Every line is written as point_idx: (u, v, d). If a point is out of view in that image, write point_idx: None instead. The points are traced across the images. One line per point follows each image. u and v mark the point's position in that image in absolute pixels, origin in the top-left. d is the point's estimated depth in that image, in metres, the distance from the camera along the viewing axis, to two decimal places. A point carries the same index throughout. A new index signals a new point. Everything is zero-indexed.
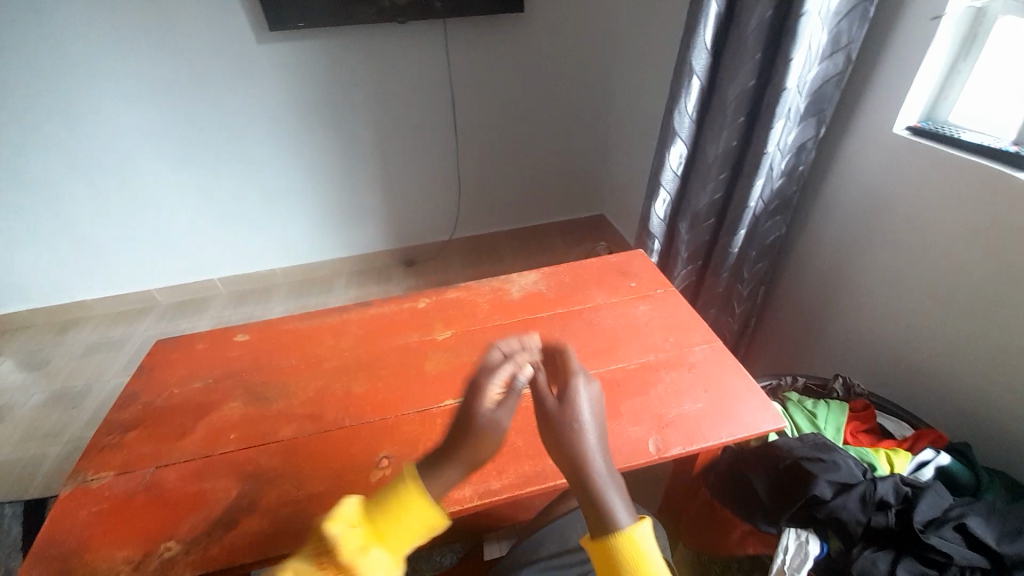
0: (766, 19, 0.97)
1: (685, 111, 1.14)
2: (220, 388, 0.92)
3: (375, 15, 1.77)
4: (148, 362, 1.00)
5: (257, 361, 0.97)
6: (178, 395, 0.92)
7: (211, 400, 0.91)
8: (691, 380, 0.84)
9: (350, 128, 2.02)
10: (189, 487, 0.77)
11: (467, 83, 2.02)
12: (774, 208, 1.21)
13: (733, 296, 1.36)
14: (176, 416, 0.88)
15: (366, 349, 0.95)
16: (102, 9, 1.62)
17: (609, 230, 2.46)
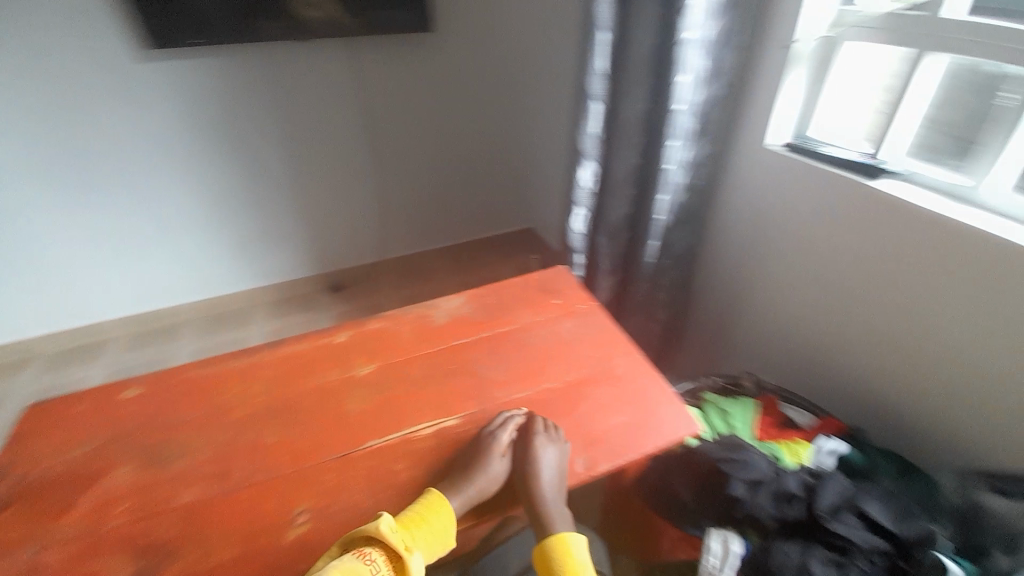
0: (651, 47, 1.06)
1: (591, 131, 1.21)
2: (110, 449, 0.81)
3: (281, 31, 1.70)
4: (15, 429, 0.86)
5: (154, 415, 0.87)
6: (56, 462, 0.80)
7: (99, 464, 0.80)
8: (616, 394, 0.86)
9: (258, 150, 1.91)
10: (72, 575, 0.66)
11: (385, 102, 1.98)
12: (682, 219, 1.30)
13: (654, 304, 1.43)
14: (53, 489, 0.76)
15: (281, 393, 0.89)
16: None
17: (541, 243, 2.49)
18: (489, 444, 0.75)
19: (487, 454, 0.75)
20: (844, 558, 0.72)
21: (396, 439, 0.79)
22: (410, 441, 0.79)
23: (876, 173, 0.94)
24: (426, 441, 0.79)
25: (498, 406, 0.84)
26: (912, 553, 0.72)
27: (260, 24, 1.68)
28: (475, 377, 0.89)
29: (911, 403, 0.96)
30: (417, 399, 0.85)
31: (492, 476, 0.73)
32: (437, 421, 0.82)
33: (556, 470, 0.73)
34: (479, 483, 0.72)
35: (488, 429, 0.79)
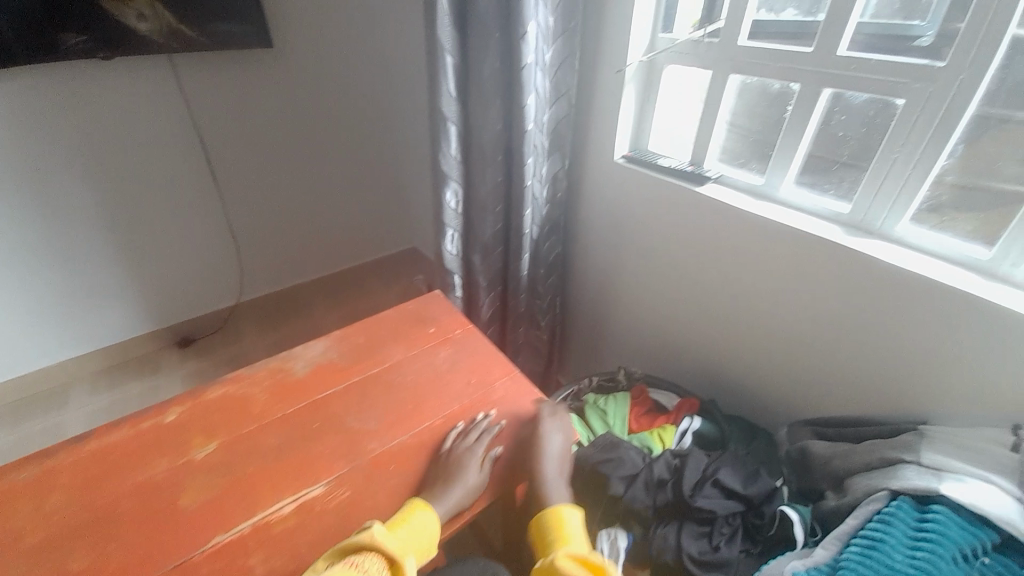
0: (496, 70, 1.06)
1: (449, 154, 1.17)
2: None
3: (97, 46, 1.40)
4: None
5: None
6: None
7: None
8: (496, 417, 0.85)
9: (55, 193, 1.55)
10: None
11: (223, 128, 1.74)
12: (547, 230, 1.35)
13: (534, 312, 1.46)
14: None
15: (94, 504, 0.71)
16: None
17: (425, 262, 2.43)
18: (469, 455, 0.75)
19: (463, 466, 0.73)
20: (711, 528, 0.79)
21: (250, 527, 0.68)
22: (267, 526, 0.68)
23: (701, 180, 1.06)
24: (287, 521, 0.69)
25: (372, 459, 0.77)
26: (761, 509, 0.80)
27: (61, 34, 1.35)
28: (343, 430, 0.81)
29: (749, 375, 1.09)
30: (273, 473, 0.74)
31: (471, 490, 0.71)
32: (300, 492, 0.72)
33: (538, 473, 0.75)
34: (457, 495, 0.70)
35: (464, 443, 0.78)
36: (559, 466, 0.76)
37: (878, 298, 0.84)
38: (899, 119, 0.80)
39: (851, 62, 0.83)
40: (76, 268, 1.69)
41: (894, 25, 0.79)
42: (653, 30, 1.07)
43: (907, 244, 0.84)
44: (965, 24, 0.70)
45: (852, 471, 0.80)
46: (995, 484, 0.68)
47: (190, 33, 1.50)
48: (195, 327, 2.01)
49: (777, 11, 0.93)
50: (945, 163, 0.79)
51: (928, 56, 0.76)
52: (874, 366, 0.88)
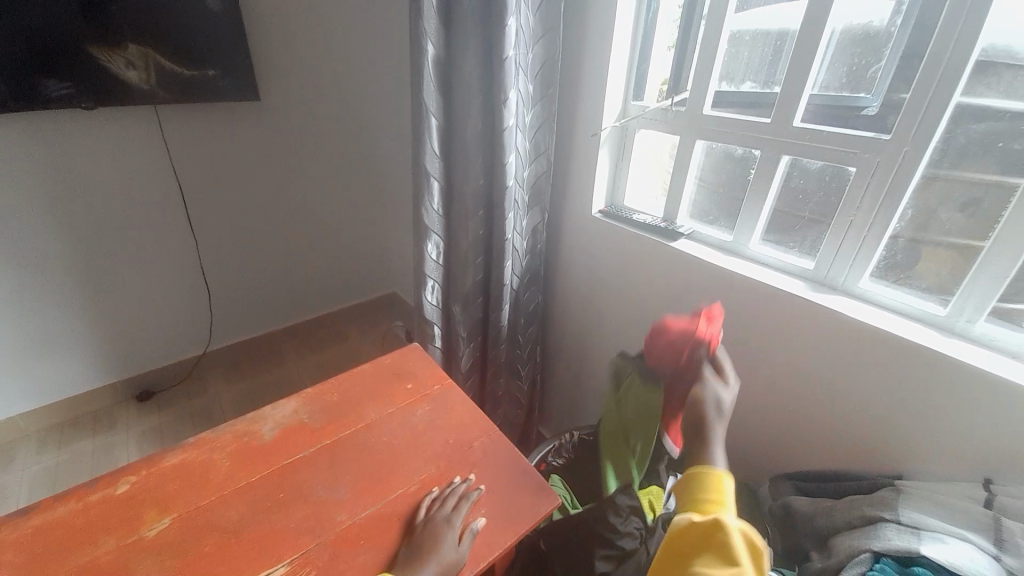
0: (479, 130, 1.10)
1: (430, 209, 1.19)
2: None
3: (76, 97, 1.40)
4: None
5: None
6: None
7: None
8: (474, 481, 0.81)
9: (20, 243, 1.49)
10: None
11: (204, 178, 1.74)
12: (527, 281, 1.36)
13: (515, 362, 1.45)
14: None
15: None
16: None
17: (404, 308, 2.42)
18: (442, 526, 0.71)
19: (438, 539, 0.69)
20: None
21: None
22: None
23: (675, 235, 1.10)
24: None
25: (342, 532, 0.72)
26: None
27: (46, 81, 1.35)
28: (313, 500, 0.77)
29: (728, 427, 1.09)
30: (232, 553, 0.69)
31: (446, 563, 0.67)
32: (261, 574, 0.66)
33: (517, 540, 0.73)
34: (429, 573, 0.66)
35: (438, 510, 0.74)
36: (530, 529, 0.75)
37: (850, 353, 0.85)
38: (852, 183, 0.85)
39: (806, 133, 0.89)
40: (33, 320, 1.60)
41: (843, 97, 0.86)
42: (625, 98, 1.15)
43: (867, 299, 0.88)
44: (907, 99, 0.77)
45: (835, 529, 0.78)
46: (972, 542, 0.67)
47: (187, 84, 1.54)
48: (157, 380, 1.92)
49: (736, 84, 1.00)
50: (899, 224, 0.84)
51: (877, 129, 0.82)
52: (851, 420, 0.88)
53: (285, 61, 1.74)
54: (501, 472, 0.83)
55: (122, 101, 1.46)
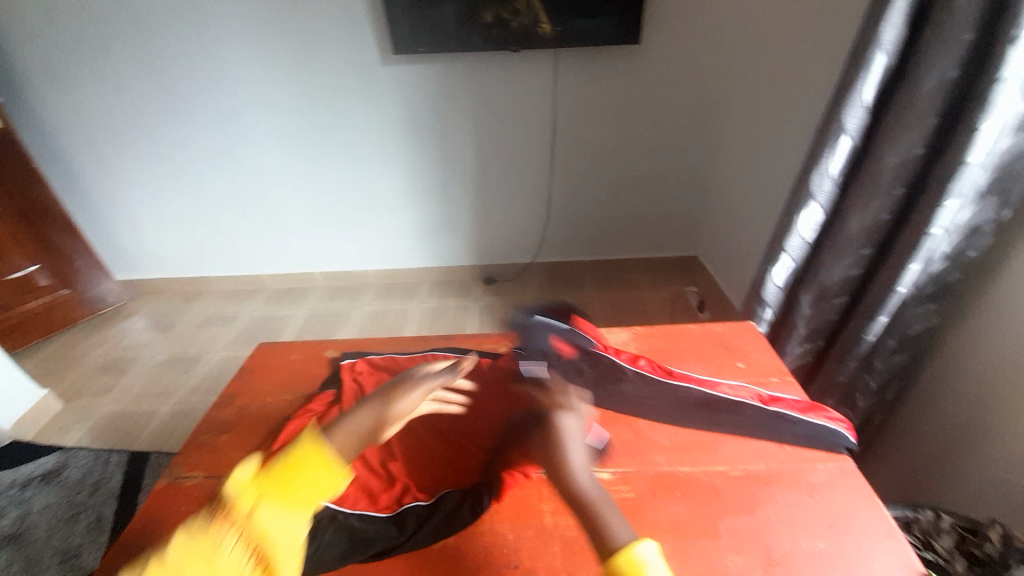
0: (950, 81, 0.83)
1: (828, 171, 1.01)
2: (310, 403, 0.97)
3: (502, 39, 1.82)
4: (256, 366, 1.13)
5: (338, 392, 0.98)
6: None
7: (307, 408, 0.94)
8: (811, 507, 0.71)
9: (453, 150, 2.13)
10: None
11: (571, 112, 2.03)
12: (927, 294, 1.02)
13: (858, 388, 1.16)
14: None
15: None
16: (249, 20, 1.86)
17: (703, 274, 2.32)
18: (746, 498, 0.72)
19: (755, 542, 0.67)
20: None
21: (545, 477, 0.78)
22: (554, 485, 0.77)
23: None
24: None
25: (660, 475, 0.76)
26: None
27: (478, 30, 1.81)
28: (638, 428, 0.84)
29: None
30: None
31: (756, 554, 0.66)
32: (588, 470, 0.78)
33: None
34: (738, 524, 0.69)
35: (758, 510, 0.71)
36: None
37: None
38: None
39: None
40: (445, 203, 2.27)
41: None
42: None
43: None
44: None
45: None
46: None
47: (574, 32, 1.80)
48: (495, 272, 2.46)
49: None
50: None
51: None
52: None
53: (661, 10, 1.84)
54: (843, 517, 0.70)
55: (526, 44, 1.83)
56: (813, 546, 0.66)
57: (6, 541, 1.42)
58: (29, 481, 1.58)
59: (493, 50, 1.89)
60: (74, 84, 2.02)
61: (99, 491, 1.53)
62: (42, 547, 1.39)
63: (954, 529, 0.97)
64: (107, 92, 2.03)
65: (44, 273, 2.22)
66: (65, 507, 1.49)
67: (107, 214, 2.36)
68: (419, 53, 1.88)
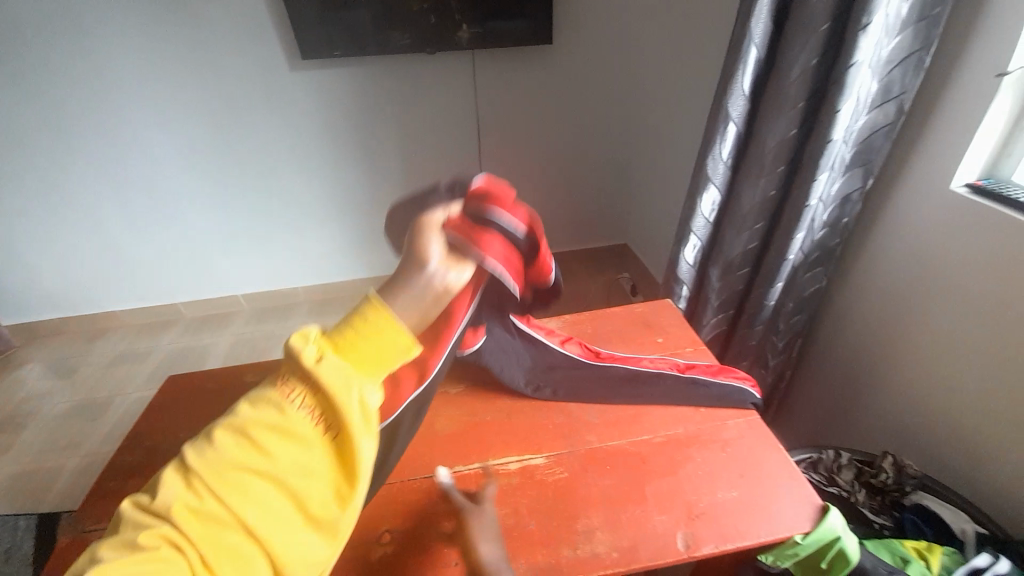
0: (811, 67, 0.93)
1: (719, 155, 1.10)
2: None
3: (416, 42, 1.81)
4: (169, 401, 1.04)
5: None
6: None
7: None
8: (725, 461, 0.78)
9: (377, 156, 2.08)
10: None
11: (492, 112, 2.06)
12: (815, 259, 1.15)
13: (768, 349, 1.28)
14: None
15: None
16: (134, 28, 1.71)
17: (632, 260, 2.43)
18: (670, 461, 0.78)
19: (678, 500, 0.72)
20: None
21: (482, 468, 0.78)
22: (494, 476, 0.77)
23: None
24: (510, 477, 0.77)
25: (591, 451, 0.80)
26: None
27: (392, 33, 1.79)
28: (571, 412, 0.87)
29: None
30: (509, 430, 0.84)
31: (680, 511, 0.71)
32: (524, 455, 0.80)
33: (764, 532, 0.68)
34: (664, 487, 0.74)
35: (680, 470, 0.77)
36: (771, 527, 0.69)
37: None
38: None
39: None
40: (374, 211, 2.21)
41: None
42: None
43: None
44: None
45: None
46: None
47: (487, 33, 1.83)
48: None
49: None
50: None
51: None
52: None
53: (569, 10, 1.91)
54: (752, 465, 0.77)
55: (440, 46, 1.83)
56: (728, 496, 0.73)
57: None
58: None
59: (408, 54, 1.87)
60: None
61: (6, 562, 1.36)
62: None
63: (850, 463, 1.09)
64: None
65: None
66: None
67: None
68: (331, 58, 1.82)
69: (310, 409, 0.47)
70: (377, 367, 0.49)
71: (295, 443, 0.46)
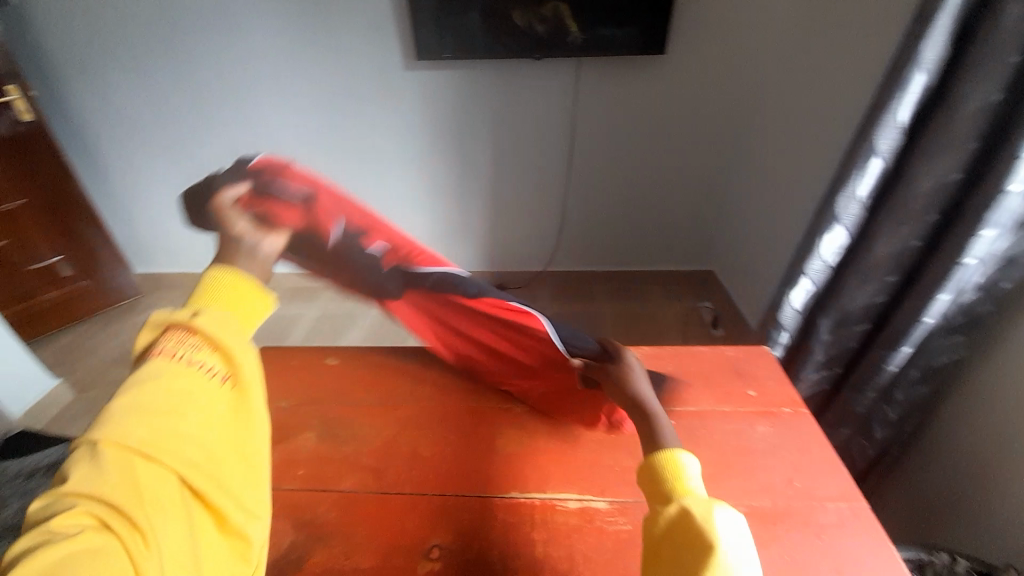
0: (993, 103, 0.78)
1: (855, 194, 0.97)
2: (303, 408, 0.94)
3: (524, 47, 1.81)
4: None
5: (333, 396, 0.96)
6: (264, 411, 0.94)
7: (302, 414, 0.92)
8: (817, 550, 0.67)
9: (470, 156, 2.12)
10: None
11: (591, 121, 2.01)
12: (957, 325, 0.97)
13: (875, 418, 1.11)
14: None
15: (440, 405, 0.92)
16: (275, 23, 1.89)
17: (717, 289, 2.27)
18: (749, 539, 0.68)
19: None
20: None
21: (540, 501, 0.74)
22: (552, 511, 0.73)
23: None
24: (569, 518, 0.72)
25: None
26: None
27: (503, 37, 1.80)
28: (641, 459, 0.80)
29: None
30: (572, 465, 0.79)
31: None
32: (585, 497, 0.74)
33: None
34: None
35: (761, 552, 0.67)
36: None
37: None
38: None
39: None
40: (458, 209, 2.27)
41: None
42: None
43: None
44: None
45: None
46: None
47: (597, 41, 1.78)
48: (506, 279, 2.44)
49: None
50: None
51: None
52: None
53: (689, 21, 1.81)
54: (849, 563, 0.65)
55: (548, 53, 1.82)
56: None
57: None
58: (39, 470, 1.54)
59: (511, 59, 1.88)
60: (105, 81, 2.07)
61: None
62: None
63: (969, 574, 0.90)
64: (136, 90, 2.08)
65: (67, 264, 2.28)
66: None
67: (130, 208, 2.42)
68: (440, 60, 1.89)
69: (203, 360, 0.53)
70: (247, 319, 0.58)
71: (199, 385, 0.51)
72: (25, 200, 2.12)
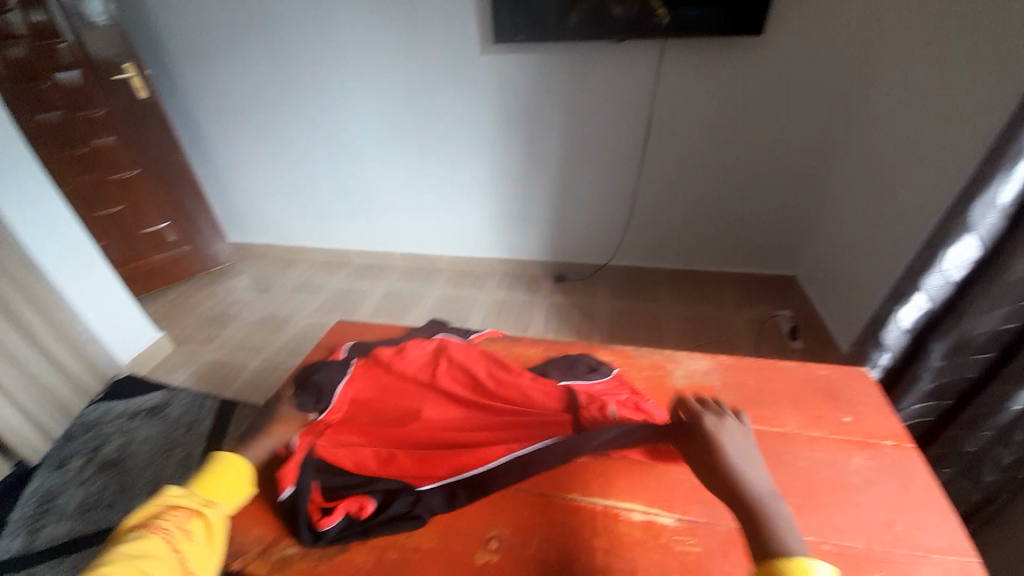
0: None
1: (995, 202, 0.83)
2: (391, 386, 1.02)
3: (604, 29, 1.74)
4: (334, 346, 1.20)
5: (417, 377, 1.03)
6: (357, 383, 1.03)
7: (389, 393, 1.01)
8: None
9: (540, 143, 2.09)
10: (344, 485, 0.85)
11: (670, 109, 1.90)
12: None
13: (990, 461, 0.95)
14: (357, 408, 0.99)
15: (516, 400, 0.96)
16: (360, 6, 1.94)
17: (799, 296, 2.09)
18: None
19: None
20: None
21: (602, 508, 0.78)
22: (615, 519, 0.77)
23: None
24: (631, 529, 0.75)
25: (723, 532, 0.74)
26: None
27: (583, 18, 1.73)
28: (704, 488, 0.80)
29: None
30: (636, 476, 0.82)
31: None
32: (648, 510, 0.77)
33: None
34: None
35: None
36: None
37: None
38: None
39: None
40: (525, 197, 2.25)
41: None
42: None
43: None
44: None
45: None
46: None
47: (684, 22, 1.66)
48: (568, 270, 2.40)
49: None
50: None
51: None
52: None
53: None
54: None
55: (629, 35, 1.73)
56: None
57: (111, 463, 1.64)
58: (139, 411, 1.81)
59: (589, 42, 1.81)
60: (210, 63, 2.24)
61: (192, 431, 1.72)
62: (142, 472, 1.60)
63: None
64: (235, 72, 2.24)
65: (172, 230, 2.54)
66: (164, 440, 1.70)
67: (227, 183, 2.64)
68: (516, 43, 1.85)
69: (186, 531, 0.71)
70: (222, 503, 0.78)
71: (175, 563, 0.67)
72: (140, 170, 2.37)
